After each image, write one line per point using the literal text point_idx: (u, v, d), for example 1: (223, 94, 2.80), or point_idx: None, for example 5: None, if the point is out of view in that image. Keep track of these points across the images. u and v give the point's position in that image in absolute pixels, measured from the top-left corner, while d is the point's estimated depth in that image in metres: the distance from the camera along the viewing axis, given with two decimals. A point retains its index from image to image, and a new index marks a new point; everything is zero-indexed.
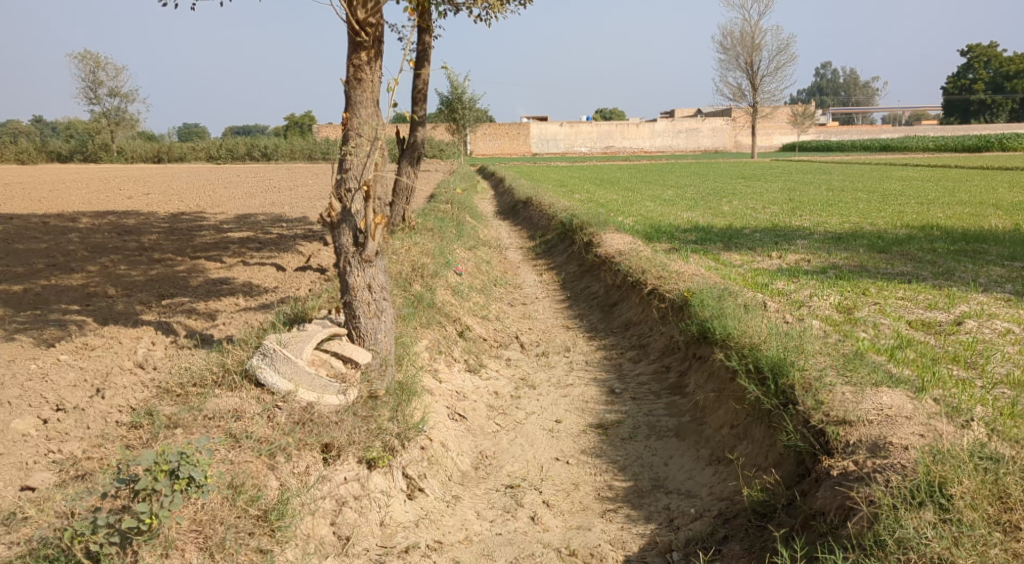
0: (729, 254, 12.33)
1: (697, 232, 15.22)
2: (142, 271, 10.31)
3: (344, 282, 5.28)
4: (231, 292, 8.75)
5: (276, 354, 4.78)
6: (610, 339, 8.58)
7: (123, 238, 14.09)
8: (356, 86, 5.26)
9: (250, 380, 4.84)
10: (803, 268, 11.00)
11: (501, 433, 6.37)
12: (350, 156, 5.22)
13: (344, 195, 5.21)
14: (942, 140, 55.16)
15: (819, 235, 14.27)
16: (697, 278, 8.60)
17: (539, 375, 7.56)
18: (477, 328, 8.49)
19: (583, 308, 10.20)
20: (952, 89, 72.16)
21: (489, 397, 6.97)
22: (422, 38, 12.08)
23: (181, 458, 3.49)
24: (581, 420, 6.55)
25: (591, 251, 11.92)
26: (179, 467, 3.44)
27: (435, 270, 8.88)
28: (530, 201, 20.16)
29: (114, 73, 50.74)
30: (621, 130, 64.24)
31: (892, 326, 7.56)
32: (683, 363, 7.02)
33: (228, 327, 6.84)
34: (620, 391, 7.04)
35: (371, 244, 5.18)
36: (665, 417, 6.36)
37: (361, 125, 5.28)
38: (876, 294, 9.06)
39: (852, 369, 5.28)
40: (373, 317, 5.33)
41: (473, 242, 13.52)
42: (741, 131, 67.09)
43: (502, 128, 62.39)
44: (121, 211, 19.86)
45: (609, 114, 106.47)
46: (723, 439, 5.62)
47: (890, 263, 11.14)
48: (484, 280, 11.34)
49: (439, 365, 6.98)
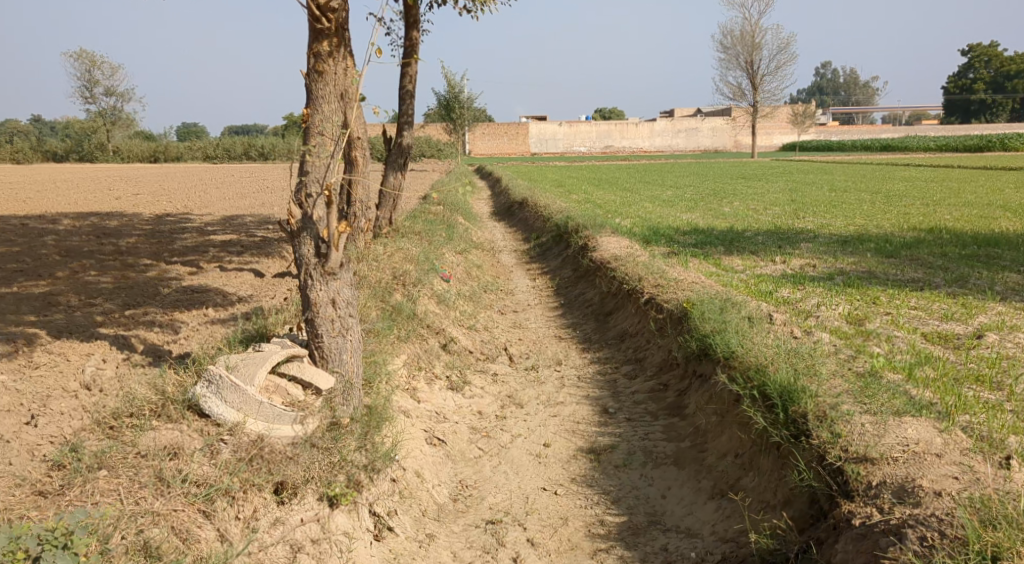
0: (731, 259, 11.82)
1: (698, 235, 14.73)
2: (112, 277, 9.75)
3: (305, 297, 4.72)
4: (201, 302, 8.21)
5: (222, 381, 4.20)
6: (604, 352, 8.06)
7: (101, 241, 13.58)
8: (318, 79, 4.71)
9: (195, 410, 4.26)
10: (808, 274, 10.48)
11: (484, 459, 5.83)
12: (311, 157, 4.68)
13: (305, 201, 4.66)
14: (942, 139, 54.68)
15: (824, 239, 13.76)
16: (697, 287, 8.09)
17: (527, 392, 7.02)
18: (462, 339, 7.96)
19: (578, 316, 9.68)
20: (953, 88, 71.74)
21: (472, 418, 6.43)
22: (411, 34, 11.54)
23: (45, 543, 2.99)
24: (571, 444, 6.01)
25: (586, 255, 11.40)
26: (40, 554, 2.93)
27: (418, 277, 8.35)
28: (525, 203, 19.64)
29: (109, 72, 50.10)
30: (620, 130, 63.70)
31: (907, 341, 7.05)
32: (682, 381, 6.48)
33: (189, 343, 6.30)
34: (615, 411, 6.50)
35: (334, 254, 4.63)
36: (663, 441, 5.83)
37: (325, 122, 4.74)
38: (888, 304, 8.54)
39: (871, 394, 4.75)
40: (337, 336, 4.78)
41: (463, 245, 12.99)
42: (742, 131, 66.57)
43: (500, 127, 61.89)
44: (107, 212, 19.35)
45: (608, 113, 105.85)
46: (727, 470, 5.09)
47: (900, 269, 10.64)
48: (474, 286, 10.83)
49: (418, 384, 6.45)
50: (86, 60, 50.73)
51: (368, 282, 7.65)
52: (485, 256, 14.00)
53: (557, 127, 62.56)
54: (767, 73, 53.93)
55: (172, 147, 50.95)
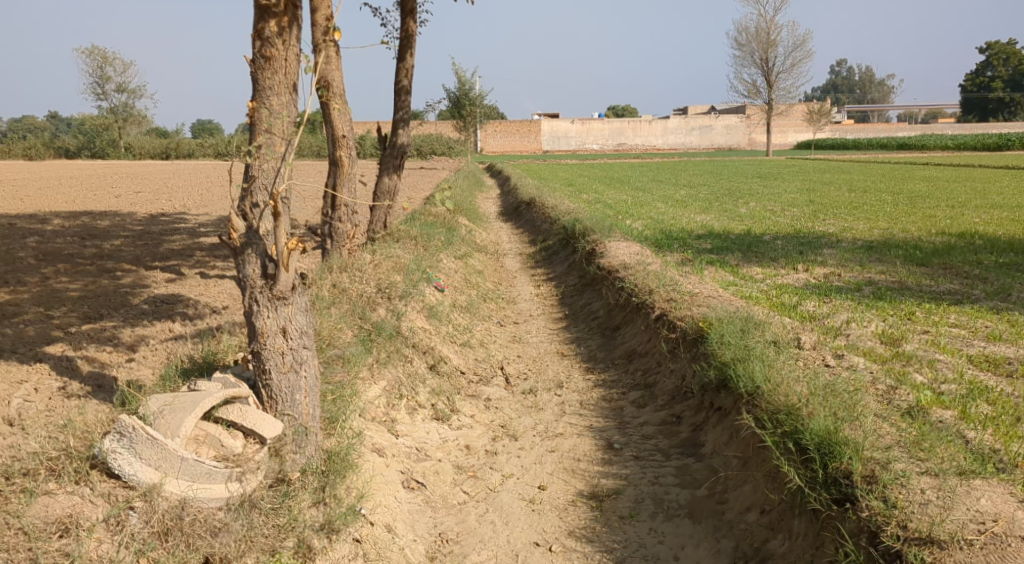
0: (749, 267, 11.06)
1: (713, 239, 13.97)
2: (81, 285, 9.03)
3: (251, 326, 3.96)
4: (168, 314, 7.47)
5: (137, 435, 3.38)
6: (609, 373, 7.30)
7: (84, 242, 12.90)
8: (265, 66, 3.96)
9: (101, 469, 3.45)
10: (834, 285, 9.69)
11: (470, 505, 5.04)
12: (258, 160, 3.96)
13: (249, 211, 3.94)
14: (959, 139, 53.56)
15: (848, 245, 12.92)
16: (713, 302, 7.32)
17: (523, 422, 6.25)
18: (454, 359, 7.19)
19: (582, 329, 8.92)
20: (970, 86, 70.36)
21: (459, 454, 5.66)
22: (406, 24, 10.78)
23: None
24: (570, 487, 5.25)
25: (593, 262, 10.64)
26: None
27: (407, 288, 7.60)
28: (532, 203, 18.87)
29: (121, 69, 49.78)
30: (633, 127, 62.75)
31: (952, 368, 6.24)
32: (698, 414, 5.71)
33: (139, 368, 5.55)
34: (620, 447, 5.73)
35: (283, 276, 3.88)
36: (675, 487, 5.04)
37: (273, 118, 4.00)
38: (925, 322, 7.73)
39: (926, 444, 3.95)
40: (289, 373, 4.00)
41: (464, 249, 12.25)
42: (756, 128, 65.53)
43: (512, 125, 61.03)
44: (100, 211, 18.66)
45: (620, 111, 104.78)
46: (751, 529, 4.32)
47: (934, 280, 9.83)
48: (472, 295, 10.09)
49: (396, 415, 5.69)
50: (97, 56, 50.29)
51: (349, 294, 6.88)
52: (487, 260, 13.25)
53: (570, 124, 61.83)
54: (783, 70, 52.80)
55: (182, 143, 50.48)
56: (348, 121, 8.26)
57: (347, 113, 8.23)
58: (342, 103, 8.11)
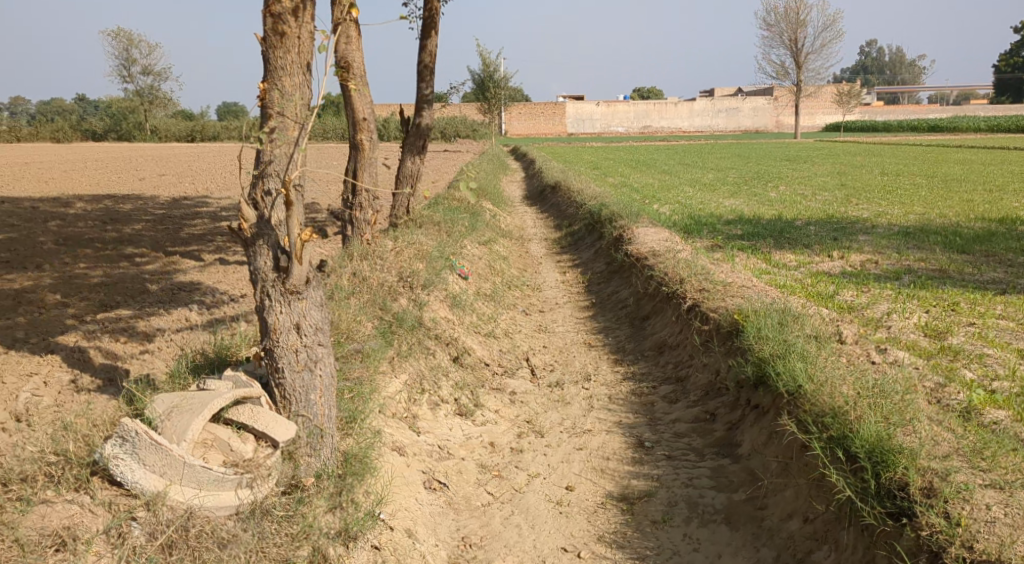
0: (782, 254, 10.67)
1: (743, 224, 13.57)
2: (100, 271, 8.93)
3: (263, 322, 3.76)
4: (185, 303, 7.33)
5: (140, 440, 3.25)
6: (639, 365, 7.02)
7: (106, 226, 12.82)
8: (277, 44, 3.72)
9: (104, 478, 3.29)
10: (872, 273, 9.29)
11: (494, 507, 4.82)
12: (270, 144, 3.74)
13: (260, 200, 3.72)
14: (994, 120, 52.10)
15: (884, 231, 12.46)
16: (749, 292, 7.00)
17: (549, 418, 6.01)
18: (478, 351, 6.96)
19: (610, 318, 8.64)
20: (1006, 65, 68.38)
21: (483, 451, 5.44)
22: (429, 3, 10.48)
23: None
24: (598, 488, 5.01)
25: (620, 248, 10.33)
26: None
27: (429, 277, 7.37)
28: (557, 186, 18.54)
29: (147, 51, 49.90)
30: (658, 109, 61.85)
31: (1003, 363, 5.87)
32: (733, 412, 5.42)
33: (153, 361, 5.39)
34: (651, 446, 5.46)
35: (296, 269, 3.67)
36: (710, 490, 4.77)
37: (285, 100, 3.77)
38: (971, 313, 7.33)
39: (988, 452, 3.63)
40: (303, 371, 3.79)
41: (488, 235, 12.00)
42: (784, 110, 64.33)
43: (535, 107, 60.40)
44: (123, 194, 18.63)
45: (645, 93, 103.47)
46: (794, 538, 4.03)
47: (977, 268, 9.39)
48: (496, 282, 9.85)
49: (418, 411, 5.48)
50: (124, 39, 50.52)
51: (369, 283, 6.67)
52: (511, 246, 13.00)
53: (595, 106, 61.19)
54: (813, 51, 51.60)
55: (207, 125, 50.64)
56: (368, 104, 8.02)
57: (367, 96, 7.98)
58: (362, 85, 7.86)
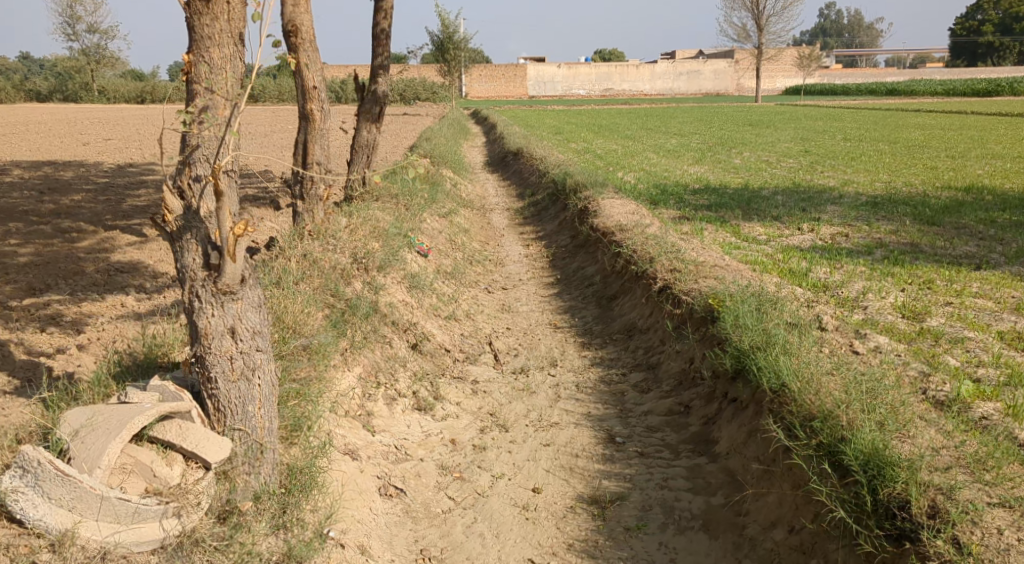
0: (751, 226, 10.41)
1: (710, 194, 13.27)
2: (30, 248, 8.26)
3: (192, 327, 3.27)
4: (120, 286, 6.76)
5: (43, 472, 2.79)
6: (607, 349, 6.70)
7: (42, 197, 12.00)
8: (203, 10, 3.19)
9: None
10: (842, 247, 9.07)
11: (455, 514, 4.44)
12: (197, 126, 3.24)
13: (187, 188, 3.25)
14: (949, 84, 52.59)
15: (851, 202, 12.27)
16: (722, 273, 6.70)
17: (514, 409, 5.65)
18: (439, 336, 6.56)
19: (576, 296, 8.29)
20: (961, 29, 69.03)
21: (443, 449, 5.06)
22: None
23: None
24: (568, 490, 4.67)
25: (586, 222, 9.95)
26: None
27: (386, 256, 6.90)
28: (520, 152, 18.02)
29: (92, 7, 47.59)
30: (621, 72, 61.19)
31: (985, 348, 5.65)
32: (709, 405, 5.14)
33: (80, 357, 4.88)
34: (623, 441, 5.14)
35: (229, 267, 3.18)
36: (687, 493, 4.48)
37: (214, 74, 3.27)
38: (947, 291, 7.12)
39: (991, 462, 3.54)
40: (239, 382, 3.31)
41: (450, 206, 11.52)
42: (746, 74, 64.18)
43: (497, 69, 59.26)
44: (65, 161, 17.63)
45: (608, 56, 102.59)
46: (778, 550, 3.78)
47: (949, 242, 9.21)
48: (458, 258, 9.41)
49: (373, 408, 5.08)
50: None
51: (319, 265, 6.19)
52: (473, 217, 12.54)
53: (557, 69, 60.39)
54: (774, 13, 51.25)
55: (158, 85, 48.65)
56: (319, 71, 7.45)
57: (317, 63, 7.41)
58: (311, 51, 7.28)
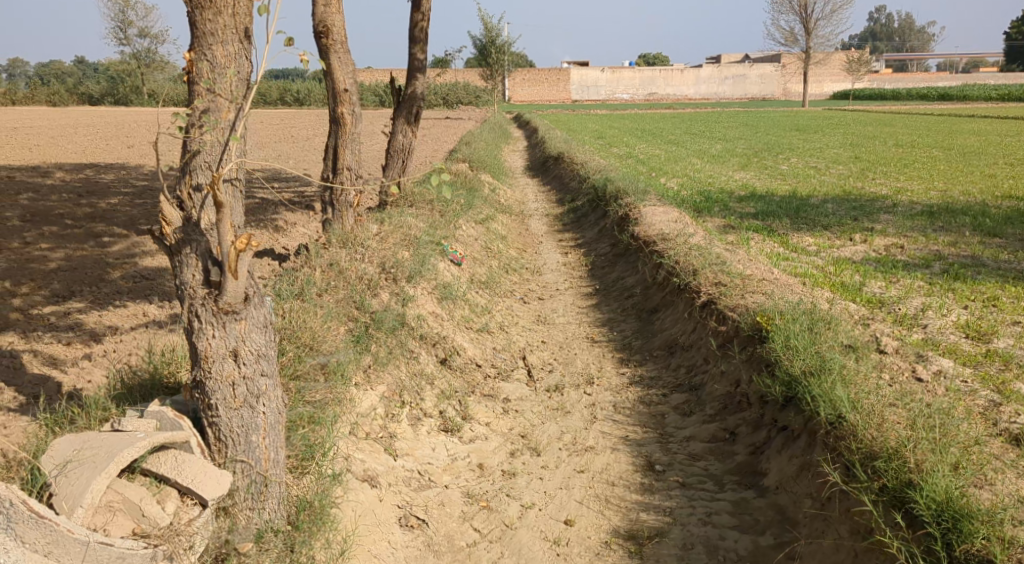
0: (800, 236, 9.92)
1: (756, 201, 12.78)
2: (61, 253, 8.18)
3: (192, 348, 3.03)
4: (144, 294, 6.59)
5: (16, 514, 2.55)
6: (646, 367, 6.34)
7: (80, 201, 12.02)
8: (205, 4, 2.97)
9: None
10: (898, 259, 8.55)
11: (481, 548, 4.12)
12: (198, 129, 3.02)
13: (188, 198, 3.03)
14: (1006, 88, 50.69)
15: (905, 210, 11.68)
16: (771, 287, 6.29)
17: (546, 431, 5.32)
18: (470, 350, 6.26)
19: (615, 308, 7.93)
20: (1018, 33, 66.67)
21: (469, 474, 4.76)
22: None
23: None
24: (603, 523, 4.32)
25: (626, 230, 9.58)
26: None
27: (416, 265, 6.64)
28: (560, 157, 17.68)
29: (145, 13, 48.67)
30: (665, 76, 60.42)
31: None
32: (756, 433, 4.76)
33: (92, 372, 4.68)
34: (662, 469, 4.78)
35: (231, 284, 2.94)
36: (731, 530, 4.11)
37: (216, 74, 3.04)
38: (1015, 309, 6.60)
39: None
40: (242, 410, 3.05)
41: (487, 212, 11.26)
42: (792, 78, 62.84)
43: (540, 73, 58.99)
44: (108, 164, 17.79)
45: (651, 60, 101.52)
46: None
47: (1013, 254, 8.63)
48: (493, 266, 9.13)
49: (396, 429, 4.81)
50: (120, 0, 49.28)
51: (345, 275, 5.95)
52: (511, 223, 12.26)
53: (600, 73, 59.90)
54: (823, 17, 50.04)
55: None
56: (350, 73, 7.24)
57: (349, 65, 7.20)
58: (342, 53, 7.08)
